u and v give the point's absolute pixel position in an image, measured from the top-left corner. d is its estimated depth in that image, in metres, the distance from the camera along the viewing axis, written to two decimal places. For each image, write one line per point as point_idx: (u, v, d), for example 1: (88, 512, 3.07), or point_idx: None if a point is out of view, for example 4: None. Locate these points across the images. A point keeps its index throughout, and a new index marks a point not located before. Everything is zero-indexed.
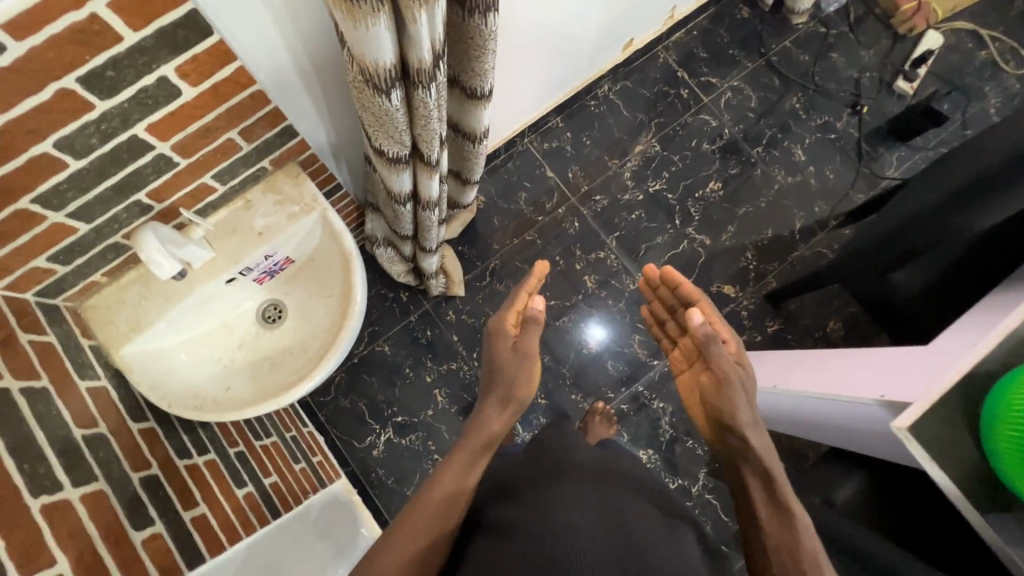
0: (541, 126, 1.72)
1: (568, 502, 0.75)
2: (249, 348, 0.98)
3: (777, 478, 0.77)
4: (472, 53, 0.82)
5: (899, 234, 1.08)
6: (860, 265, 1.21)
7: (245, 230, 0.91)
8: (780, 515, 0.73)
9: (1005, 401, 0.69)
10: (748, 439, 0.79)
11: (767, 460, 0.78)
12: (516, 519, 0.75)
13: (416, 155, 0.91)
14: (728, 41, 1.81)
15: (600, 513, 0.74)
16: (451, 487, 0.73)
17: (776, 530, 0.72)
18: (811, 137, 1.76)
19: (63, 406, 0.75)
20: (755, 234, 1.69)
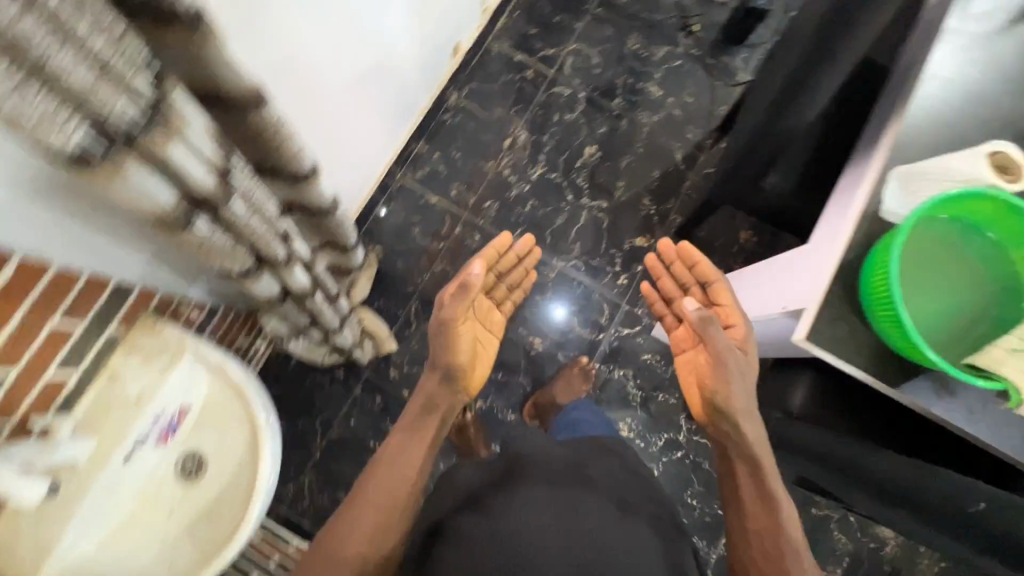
0: (408, 156, 1.70)
1: (522, 509, 0.81)
2: (180, 514, 0.92)
3: (766, 464, 0.90)
4: (270, 143, 0.78)
5: (750, 148, 1.12)
6: (734, 184, 1.25)
7: (121, 402, 0.85)
8: (766, 505, 0.87)
9: (874, 281, 0.73)
10: (741, 429, 0.92)
11: (758, 446, 0.92)
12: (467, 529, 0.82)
13: (263, 261, 0.87)
14: (551, 9, 1.82)
15: (551, 518, 0.80)
16: (384, 488, 0.92)
17: (759, 526, 0.86)
18: (659, 70, 1.80)
19: None
20: (645, 180, 1.73)
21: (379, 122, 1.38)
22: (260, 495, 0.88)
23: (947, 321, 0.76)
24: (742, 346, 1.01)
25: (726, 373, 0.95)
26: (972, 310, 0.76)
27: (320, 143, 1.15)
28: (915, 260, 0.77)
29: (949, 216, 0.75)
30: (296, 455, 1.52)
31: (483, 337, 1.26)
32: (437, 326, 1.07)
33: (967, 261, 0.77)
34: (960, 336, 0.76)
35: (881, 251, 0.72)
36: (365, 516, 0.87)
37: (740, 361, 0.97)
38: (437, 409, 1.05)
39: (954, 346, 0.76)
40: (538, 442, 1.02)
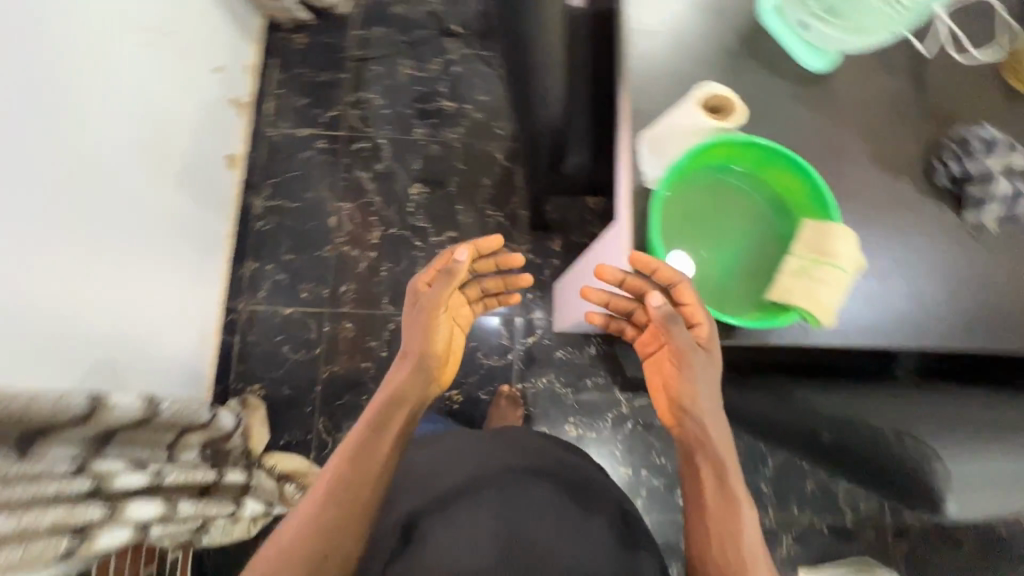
0: (241, 282, 1.58)
1: (471, 528, 0.85)
2: None
3: (730, 467, 0.72)
4: (12, 422, 0.71)
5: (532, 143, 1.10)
6: (540, 174, 1.24)
7: None
8: (727, 500, 0.71)
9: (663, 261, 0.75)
10: (703, 423, 0.74)
11: (722, 444, 0.74)
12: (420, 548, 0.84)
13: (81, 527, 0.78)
14: (312, 72, 1.74)
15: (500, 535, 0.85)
16: (341, 486, 0.75)
17: (719, 515, 0.70)
18: (443, 83, 1.76)
19: None
20: (480, 192, 1.70)
21: (173, 288, 1.31)
22: None
23: (749, 258, 0.76)
24: (706, 347, 0.73)
25: (690, 359, 0.72)
26: (767, 239, 0.76)
27: (94, 345, 1.04)
28: (689, 215, 0.76)
29: (709, 163, 0.76)
30: None
31: (456, 325, 0.96)
32: (415, 319, 0.85)
33: (737, 192, 0.77)
34: (768, 265, 0.75)
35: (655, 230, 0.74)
36: (330, 502, 0.74)
37: (710, 359, 0.73)
38: (413, 398, 0.84)
39: (766, 277, 0.75)
40: (469, 427, 1.02)
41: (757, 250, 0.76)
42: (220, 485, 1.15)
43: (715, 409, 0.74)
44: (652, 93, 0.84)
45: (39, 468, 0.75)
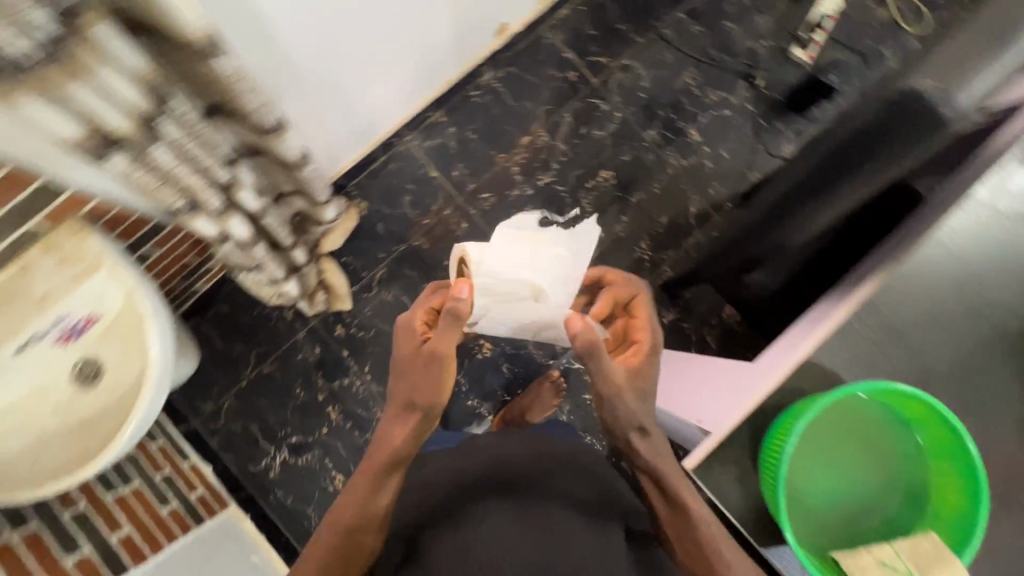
0: (421, 123, 1.63)
1: (482, 521, 0.80)
2: (67, 411, 0.94)
3: (679, 490, 0.76)
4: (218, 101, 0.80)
5: (756, 232, 1.08)
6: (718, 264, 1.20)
7: (22, 294, 0.84)
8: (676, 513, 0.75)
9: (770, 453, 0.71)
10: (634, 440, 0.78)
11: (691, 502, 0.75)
12: (436, 545, 0.80)
13: (196, 201, 0.86)
14: (618, 15, 1.70)
15: (525, 524, 0.80)
16: (362, 493, 0.78)
17: (675, 524, 0.75)
18: (706, 115, 1.69)
19: None
20: (651, 222, 1.65)
21: (386, 95, 1.38)
22: (134, 416, 0.88)
23: (842, 496, 0.77)
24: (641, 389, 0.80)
25: (629, 433, 0.78)
26: (863, 488, 0.77)
27: (311, 96, 1.14)
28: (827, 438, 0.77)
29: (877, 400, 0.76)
30: (225, 377, 1.55)
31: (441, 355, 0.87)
32: (425, 369, 0.81)
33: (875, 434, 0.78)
34: (850, 518, 0.77)
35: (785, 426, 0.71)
36: (353, 487, 0.79)
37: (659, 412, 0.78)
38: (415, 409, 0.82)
39: (842, 525, 0.76)
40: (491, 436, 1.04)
41: (852, 504, 0.77)
42: (286, 253, 1.21)
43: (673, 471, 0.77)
44: (915, 284, 0.76)
45: (211, 141, 0.80)
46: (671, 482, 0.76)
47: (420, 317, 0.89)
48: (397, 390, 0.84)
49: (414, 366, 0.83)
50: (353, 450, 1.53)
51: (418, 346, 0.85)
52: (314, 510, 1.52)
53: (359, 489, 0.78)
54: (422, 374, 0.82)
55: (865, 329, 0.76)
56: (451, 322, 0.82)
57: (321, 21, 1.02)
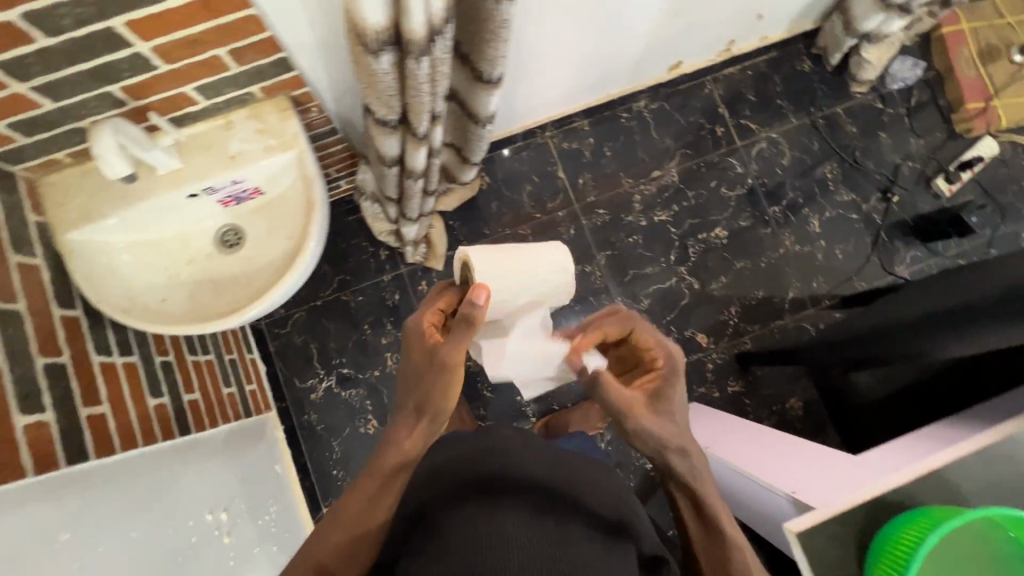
0: (566, 124, 1.67)
1: (495, 523, 0.63)
2: (200, 266, 0.97)
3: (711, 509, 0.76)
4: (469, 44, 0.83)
5: (874, 338, 1.09)
6: (827, 354, 1.22)
7: (218, 148, 0.90)
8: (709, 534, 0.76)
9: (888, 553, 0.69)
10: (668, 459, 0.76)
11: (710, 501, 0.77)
12: (450, 527, 0.64)
13: (405, 123, 0.89)
14: (781, 90, 1.73)
15: (544, 523, 0.66)
16: (374, 487, 0.76)
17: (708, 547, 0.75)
18: (831, 210, 1.71)
19: None
20: (746, 291, 1.66)
21: (557, 86, 1.43)
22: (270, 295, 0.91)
23: None
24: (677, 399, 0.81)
25: (661, 450, 0.76)
26: None
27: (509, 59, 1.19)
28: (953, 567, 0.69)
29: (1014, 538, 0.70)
30: (304, 290, 1.58)
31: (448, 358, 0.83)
32: (431, 377, 0.77)
33: None
34: None
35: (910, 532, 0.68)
36: (360, 486, 0.77)
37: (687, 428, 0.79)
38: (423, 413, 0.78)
39: None
40: (509, 432, 0.86)
41: None
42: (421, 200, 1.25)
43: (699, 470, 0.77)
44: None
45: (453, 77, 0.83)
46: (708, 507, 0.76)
47: (427, 317, 0.83)
48: (405, 393, 0.80)
49: (425, 372, 0.78)
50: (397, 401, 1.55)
51: (428, 349, 0.79)
52: (340, 443, 1.53)
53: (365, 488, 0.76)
54: (427, 377, 0.78)
55: (981, 466, 0.77)
56: (463, 328, 0.78)
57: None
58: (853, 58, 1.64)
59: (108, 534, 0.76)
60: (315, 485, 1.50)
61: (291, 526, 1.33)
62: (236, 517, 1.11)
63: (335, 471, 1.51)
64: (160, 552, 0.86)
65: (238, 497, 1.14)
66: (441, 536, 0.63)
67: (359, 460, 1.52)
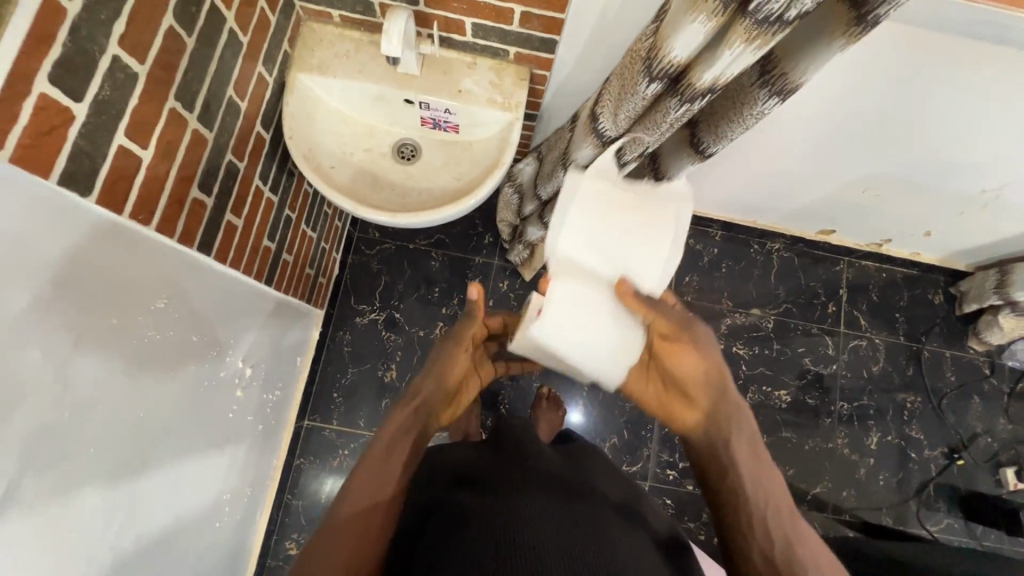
0: (702, 224, 1.73)
1: (522, 503, 0.64)
2: (371, 158, 1.04)
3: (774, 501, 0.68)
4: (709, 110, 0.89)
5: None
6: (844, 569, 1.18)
7: (452, 78, 0.98)
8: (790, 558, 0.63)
9: None
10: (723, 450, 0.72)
11: (752, 469, 0.70)
12: (473, 504, 0.65)
13: (615, 144, 0.96)
14: (904, 306, 1.74)
15: (563, 506, 0.66)
16: (393, 447, 0.71)
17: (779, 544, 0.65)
18: (894, 437, 1.68)
19: (246, 49, 0.81)
20: (778, 462, 1.63)
21: (723, 188, 1.49)
22: (419, 214, 0.96)
23: None
24: (713, 413, 0.74)
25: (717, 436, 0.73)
26: None
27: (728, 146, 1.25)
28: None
29: None
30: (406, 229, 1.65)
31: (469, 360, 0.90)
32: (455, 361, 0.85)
33: None
34: None
35: None
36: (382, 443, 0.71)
37: (722, 413, 0.74)
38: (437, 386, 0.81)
39: None
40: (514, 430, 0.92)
41: None
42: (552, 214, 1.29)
43: (736, 434, 0.72)
44: None
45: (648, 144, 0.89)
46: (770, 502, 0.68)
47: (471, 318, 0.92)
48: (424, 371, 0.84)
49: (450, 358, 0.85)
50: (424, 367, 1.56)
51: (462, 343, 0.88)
52: (355, 374, 1.55)
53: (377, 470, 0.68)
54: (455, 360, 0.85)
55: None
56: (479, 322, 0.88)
57: (819, 128, 1.13)
58: (986, 315, 1.64)
59: (181, 326, 0.81)
60: (312, 395, 1.51)
61: (279, 416, 1.34)
62: (254, 380, 1.13)
63: (336, 394, 1.53)
64: (199, 368, 0.89)
65: (263, 363, 1.16)
66: (469, 516, 0.62)
67: (362, 397, 1.53)
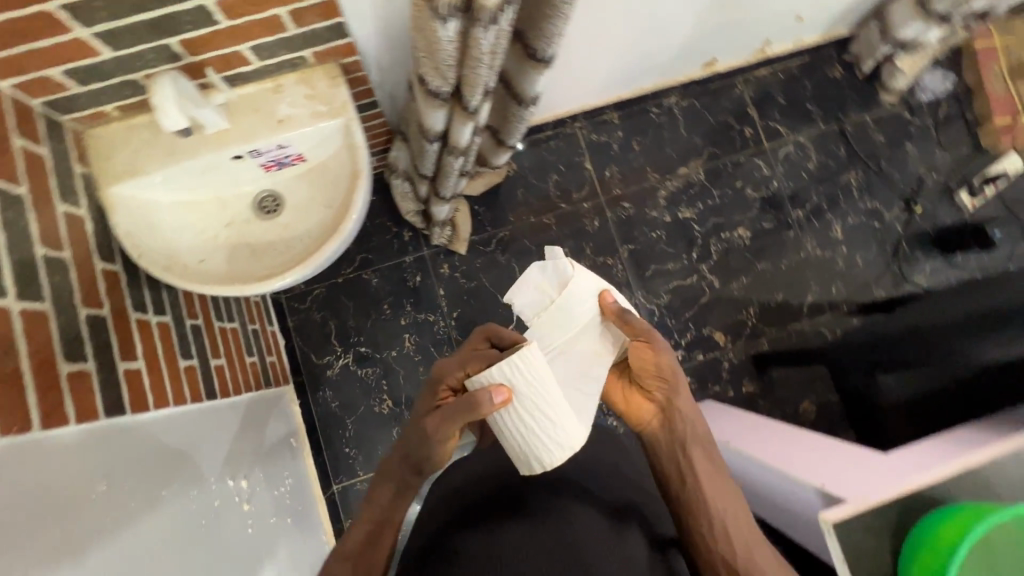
0: (595, 116, 1.68)
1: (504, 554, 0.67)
2: (236, 229, 0.97)
3: (724, 504, 0.73)
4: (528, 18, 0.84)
5: None
6: None
7: (266, 111, 0.90)
8: (748, 561, 0.70)
9: (939, 533, 0.67)
10: (680, 445, 0.75)
11: (711, 480, 0.74)
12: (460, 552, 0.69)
13: (457, 96, 0.89)
14: (811, 95, 1.74)
15: (549, 530, 0.70)
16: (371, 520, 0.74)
17: (733, 544, 0.70)
18: (855, 218, 1.71)
19: (32, 199, 0.73)
20: (765, 293, 1.67)
21: (594, 74, 1.44)
22: (303, 265, 0.90)
23: None
24: (671, 414, 0.76)
25: (673, 432, 0.75)
26: None
27: (572, 37, 1.19)
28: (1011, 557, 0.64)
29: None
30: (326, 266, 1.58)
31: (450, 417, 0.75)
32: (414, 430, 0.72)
33: None
34: None
35: (963, 517, 0.66)
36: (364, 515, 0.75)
37: (681, 417, 0.75)
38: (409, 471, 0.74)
39: None
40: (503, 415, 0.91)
41: None
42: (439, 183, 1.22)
43: (694, 442, 0.75)
44: None
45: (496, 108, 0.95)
46: (720, 501, 0.73)
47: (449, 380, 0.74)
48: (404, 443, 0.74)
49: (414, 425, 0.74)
50: (412, 383, 1.54)
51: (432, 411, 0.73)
52: (354, 423, 1.52)
53: (374, 502, 0.75)
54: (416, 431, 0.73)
55: (1020, 467, 0.75)
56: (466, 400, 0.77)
57: None
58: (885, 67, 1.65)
59: (141, 491, 0.76)
60: (327, 461, 1.50)
61: (303, 499, 1.33)
62: (256, 486, 1.10)
63: (347, 449, 1.51)
64: (188, 514, 0.85)
65: (256, 467, 1.13)
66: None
67: (373, 438, 1.52)
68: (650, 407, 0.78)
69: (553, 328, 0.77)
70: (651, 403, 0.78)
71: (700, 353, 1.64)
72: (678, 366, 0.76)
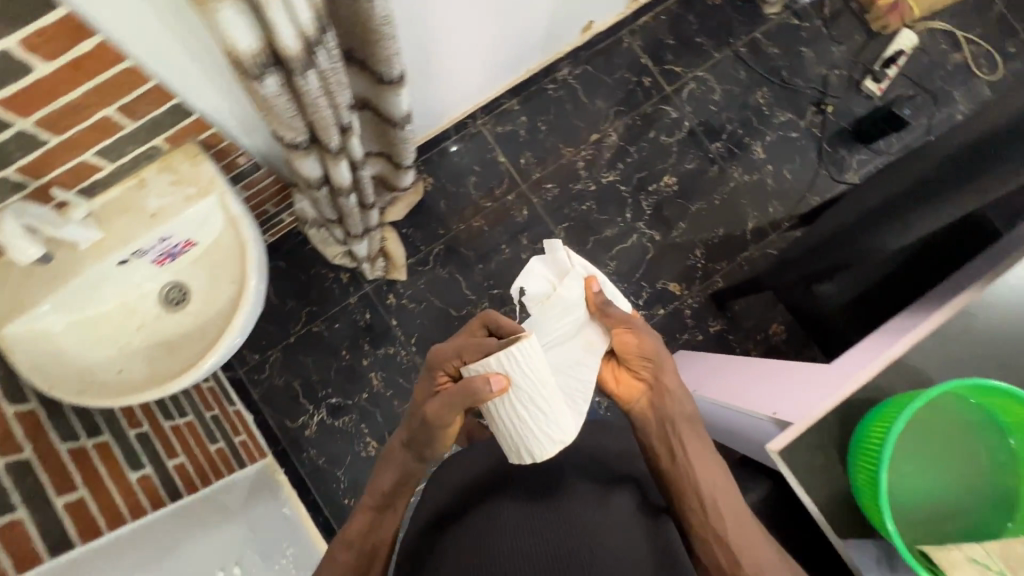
0: (495, 108, 1.67)
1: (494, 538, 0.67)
2: (148, 331, 0.96)
3: (712, 479, 0.74)
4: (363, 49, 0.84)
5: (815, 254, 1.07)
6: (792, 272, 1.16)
7: (136, 209, 0.88)
8: (738, 528, 0.72)
9: (871, 429, 0.69)
10: (671, 423, 0.76)
11: (699, 455, 0.75)
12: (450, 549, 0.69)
13: (317, 140, 0.87)
14: (697, 28, 1.74)
15: (539, 511, 0.70)
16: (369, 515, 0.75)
17: (723, 515, 0.72)
18: (773, 134, 1.72)
19: None
20: (707, 232, 1.68)
21: (475, 71, 1.43)
22: (214, 349, 0.89)
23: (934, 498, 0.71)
24: (661, 393, 0.77)
25: (664, 411, 0.76)
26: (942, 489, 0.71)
27: (434, 45, 1.18)
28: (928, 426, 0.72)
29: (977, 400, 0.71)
30: (274, 331, 1.56)
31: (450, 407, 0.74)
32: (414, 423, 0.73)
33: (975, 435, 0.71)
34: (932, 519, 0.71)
35: (892, 405, 0.69)
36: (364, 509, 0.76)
37: (671, 393, 0.76)
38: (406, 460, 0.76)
39: (920, 529, 0.71)
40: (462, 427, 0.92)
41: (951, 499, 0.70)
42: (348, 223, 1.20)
43: (684, 418, 0.76)
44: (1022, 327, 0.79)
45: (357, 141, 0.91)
46: (709, 474, 0.74)
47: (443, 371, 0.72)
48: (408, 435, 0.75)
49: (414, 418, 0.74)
50: (390, 418, 1.54)
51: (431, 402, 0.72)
52: (346, 473, 1.52)
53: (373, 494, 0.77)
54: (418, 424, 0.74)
55: (941, 344, 0.77)
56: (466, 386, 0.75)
57: None
58: None
59: None
60: (329, 517, 1.49)
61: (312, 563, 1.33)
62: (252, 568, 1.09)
63: (347, 500, 1.50)
64: None
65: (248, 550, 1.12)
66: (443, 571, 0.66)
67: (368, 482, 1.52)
68: (637, 387, 0.78)
69: (546, 320, 0.79)
70: (637, 384, 0.78)
71: (660, 308, 1.64)
72: (662, 346, 0.77)
